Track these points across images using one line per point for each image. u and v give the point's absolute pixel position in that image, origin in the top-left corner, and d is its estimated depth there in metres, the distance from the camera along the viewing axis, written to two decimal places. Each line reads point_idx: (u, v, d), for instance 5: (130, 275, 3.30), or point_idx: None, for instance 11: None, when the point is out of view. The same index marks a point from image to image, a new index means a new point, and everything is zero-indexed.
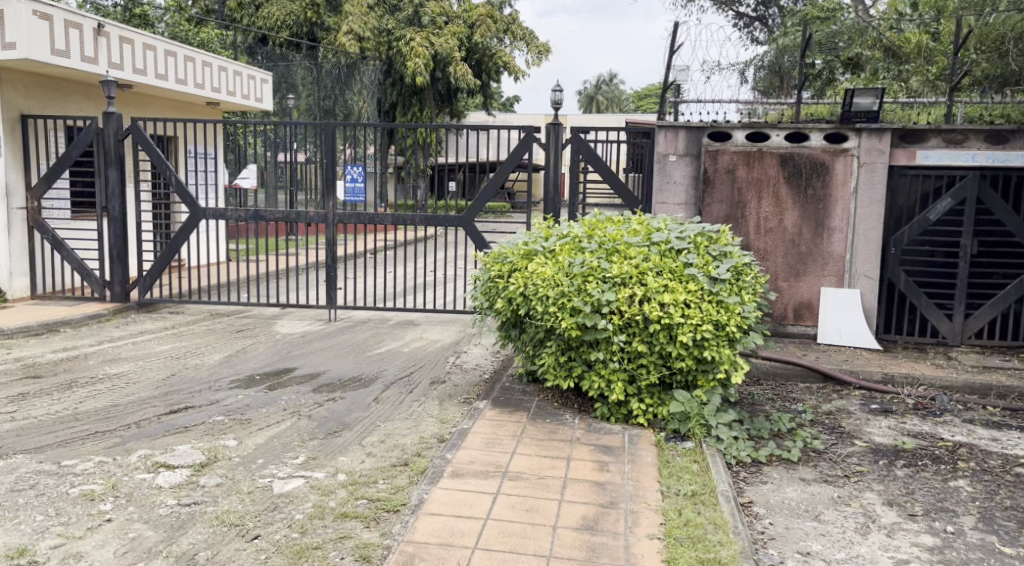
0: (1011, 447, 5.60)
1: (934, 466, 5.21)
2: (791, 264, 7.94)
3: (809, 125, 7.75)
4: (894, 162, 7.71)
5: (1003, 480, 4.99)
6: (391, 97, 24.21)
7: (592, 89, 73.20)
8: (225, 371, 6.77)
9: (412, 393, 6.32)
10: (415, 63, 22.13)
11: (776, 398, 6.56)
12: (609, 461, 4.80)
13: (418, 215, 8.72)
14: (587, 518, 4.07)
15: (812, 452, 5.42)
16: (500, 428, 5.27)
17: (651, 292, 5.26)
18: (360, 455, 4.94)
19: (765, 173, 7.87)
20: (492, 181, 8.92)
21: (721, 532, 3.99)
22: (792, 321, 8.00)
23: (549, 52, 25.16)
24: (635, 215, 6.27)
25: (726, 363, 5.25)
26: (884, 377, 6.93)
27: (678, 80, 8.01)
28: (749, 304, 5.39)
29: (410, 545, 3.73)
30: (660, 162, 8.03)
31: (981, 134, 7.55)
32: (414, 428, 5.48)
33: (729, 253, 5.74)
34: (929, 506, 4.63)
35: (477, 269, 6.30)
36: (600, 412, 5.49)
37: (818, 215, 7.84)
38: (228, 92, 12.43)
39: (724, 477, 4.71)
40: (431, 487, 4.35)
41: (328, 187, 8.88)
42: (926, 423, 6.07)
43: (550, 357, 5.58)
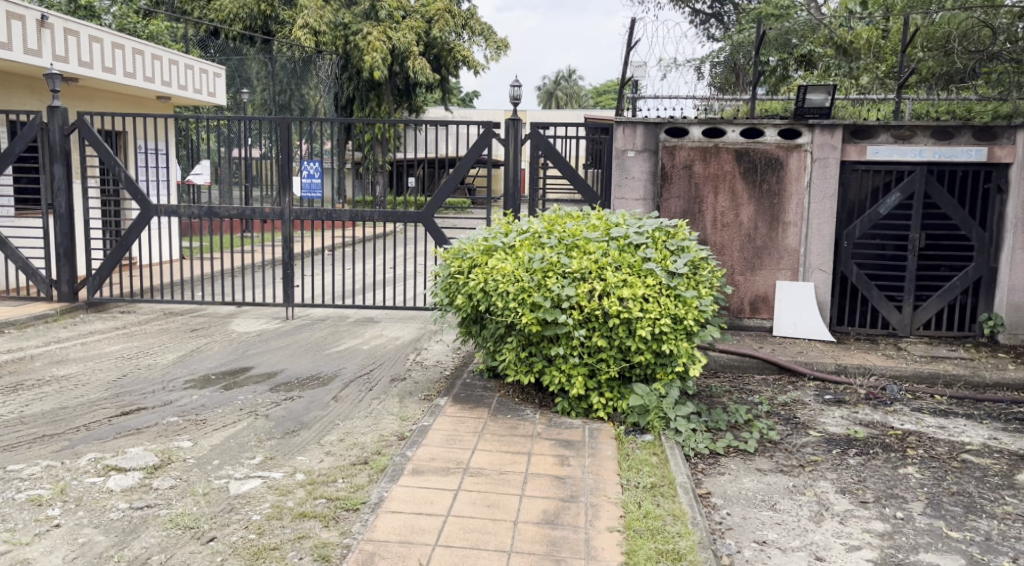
0: (958, 434, 5.76)
1: (884, 454, 5.34)
2: (748, 258, 8.06)
3: (764, 121, 7.88)
4: (845, 158, 7.87)
5: (950, 467, 5.14)
6: (348, 92, 23.96)
7: (551, 85, 73.38)
8: (179, 371, 6.67)
9: (372, 390, 6.29)
10: (373, 58, 21.92)
11: (734, 390, 6.66)
12: (569, 455, 4.84)
13: (377, 211, 8.64)
14: (548, 512, 4.10)
15: (768, 442, 5.52)
16: (461, 424, 5.27)
17: (610, 287, 5.30)
18: (318, 455, 4.90)
19: (722, 169, 7.97)
20: (452, 177, 8.87)
21: (679, 523, 4.05)
22: (748, 314, 8.15)
23: (508, 47, 25.11)
24: (594, 211, 6.30)
25: (684, 357, 5.32)
26: (838, 368, 7.09)
27: (636, 76, 8.08)
28: (706, 298, 5.48)
29: (370, 544, 3.71)
30: (618, 158, 8.06)
31: (928, 130, 7.77)
32: (373, 426, 5.45)
33: (687, 248, 5.82)
34: (880, 493, 4.75)
35: (436, 266, 6.29)
36: (561, 406, 5.53)
37: (774, 210, 7.98)
38: (180, 86, 12.22)
39: (682, 468, 4.77)
40: (391, 484, 4.34)
41: (284, 183, 8.77)
42: (877, 412, 6.22)
43: (510, 353, 5.59)
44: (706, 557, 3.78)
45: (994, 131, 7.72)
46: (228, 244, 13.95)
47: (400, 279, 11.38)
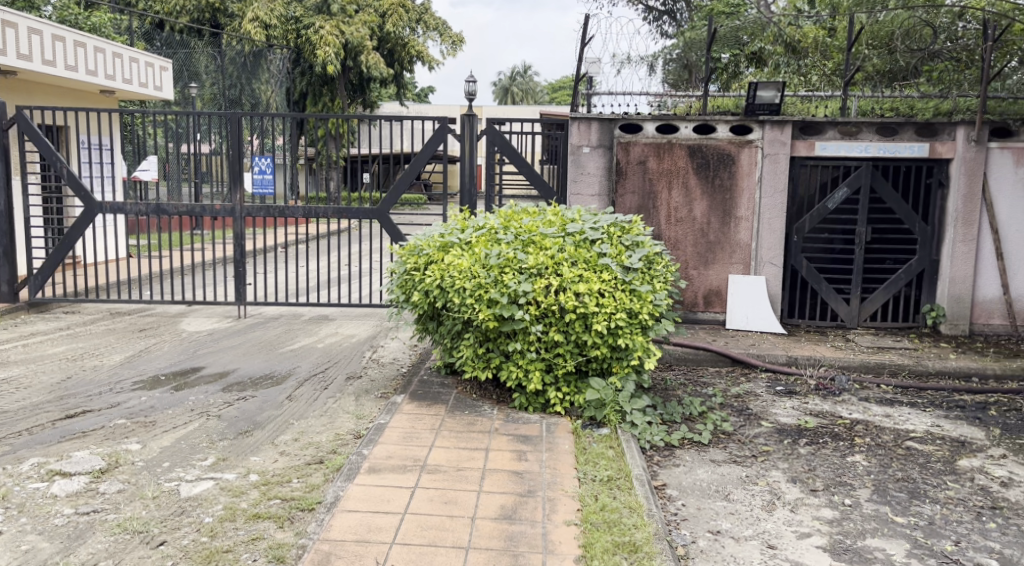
0: (902, 422, 5.93)
1: (833, 443, 5.48)
2: (701, 252, 8.18)
3: (715, 118, 7.99)
4: (795, 153, 8.01)
5: (895, 454, 5.29)
6: (301, 86, 23.69)
7: (507, 81, 73.43)
8: (126, 372, 6.56)
9: (327, 389, 6.25)
10: (325, 52, 21.68)
11: (688, 382, 6.77)
12: (527, 450, 4.87)
13: (331, 208, 8.54)
14: (505, 507, 4.13)
15: (722, 434, 5.62)
16: (418, 421, 5.28)
17: (566, 282, 5.33)
18: (272, 455, 4.86)
19: (675, 164, 8.07)
20: (406, 173, 8.78)
21: (635, 515, 4.10)
22: (702, 307, 8.27)
23: (463, 42, 25.01)
24: (550, 206, 6.34)
25: (640, 350, 5.39)
26: (788, 360, 7.24)
27: (591, 73, 8.13)
28: (660, 293, 5.55)
29: (326, 543, 3.69)
30: (574, 154, 8.11)
31: (874, 127, 7.95)
32: (328, 425, 5.42)
33: (641, 243, 5.89)
34: (829, 481, 4.87)
35: (392, 262, 6.26)
36: (519, 402, 5.55)
37: (726, 205, 8.10)
38: (124, 79, 11.97)
39: (638, 461, 4.83)
40: (347, 483, 4.32)
41: (234, 179, 8.63)
42: (826, 402, 6.38)
43: (467, 349, 5.61)
44: (661, 548, 3.83)
45: (935, 128, 7.90)
46: (177, 242, 13.71)
47: (356, 277, 11.33)
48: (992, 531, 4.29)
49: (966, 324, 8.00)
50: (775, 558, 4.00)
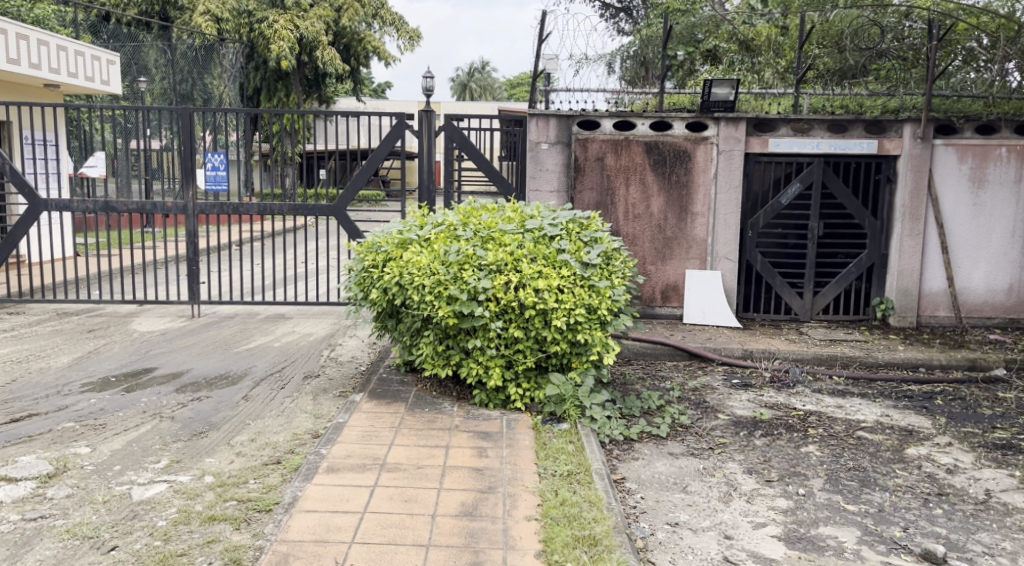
0: (854, 413, 6.07)
1: (788, 434, 5.58)
2: (659, 248, 8.27)
3: (671, 114, 8.08)
4: (749, 150, 8.14)
5: (847, 444, 5.41)
6: (255, 82, 23.40)
7: (466, 77, 73.28)
8: (74, 374, 6.42)
9: (284, 389, 6.19)
10: (280, 46, 21.40)
11: (646, 376, 6.85)
12: (487, 447, 4.88)
13: (286, 205, 8.43)
14: (466, 504, 4.14)
15: (679, 427, 5.69)
16: (377, 420, 5.26)
17: (526, 278, 5.35)
18: (228, 456, 4.81)
19: (633, 161, 8.15)
20: (364, 169, 8.68)
21: (595, 509, 4.14)
22: (660, 303, 8.37)
23: (420, 37, 24.83)
24: (509, 203, 6.35)
25: (598, 346, 5.44)
26: (744, 353, 7.36)
27: (548, 70, 8.18)
28: (618, 288, 5.60)
29: (283, 544, 3.67)
30: (532, 150, 8.13)
31: (825, 124, 8.11)
32: (285, 425, 5.37)
33: (599, 239, 5.94)
34: (784, 471, 4.97)
35: (349, 260, 6.23)
36: (479, 398, 5.56)
37: (682, 201, 8.20)
38: (69, 74, 11.69)
39: (597, 455, 4.88)
40: (305, 484, 4.28)
41: (187, 176, 8.48)
42: (781, 394, 6.50)
43: (426, 346, 5.60)
44: (620, 541, 3.87)
45: (883, 125, 8.09)
46: (127, 241, 13.45)
47: (312, 275, 11.24)
48: (939, 516, 4.41)
49: (913, 316, 8.20)
50: (732, 548, 4.07)
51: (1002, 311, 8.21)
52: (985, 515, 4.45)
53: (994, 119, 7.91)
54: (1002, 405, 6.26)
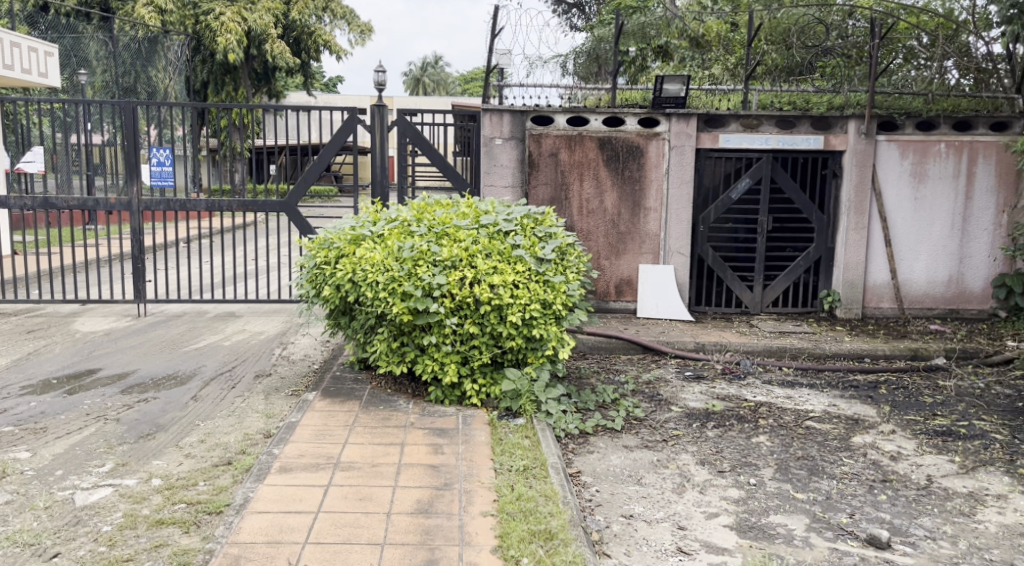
0: (802, 403, 6.19)
1: (739, 425, 5.68)
2: (613, 243, 8.34)
3: (624, 110, 8.15)
4: (699, 146, 8.24)
5: (796, 434, 5.52)
6: (202, 76, 22.96)
7: (419, 72, 72.81)
8: (14, 377, 6.24)
9: (234, 388, 6.09)
10: (227, 39, 20.92)
11: (601, 370, 6.90)
12: (443, 443, 4.88)
13: (235, 201, 8.26)
14: (422, 501, 4.12)
15: (634, 420, 5.75)
16: (330, 419, 5.21)
17: (481, 274, 5.34)
18: (177, 458, 4.72)
19: (586, 157, 8.20)
20: (316, 163, 8.56)
21: (551, 504, 4.16)
22: (614, 297, 8.43)
23: (372, 31, 24.60)
24: (463, 198, 6.34)
25: (554, 340, 5.46)
26: (697, 346, 7.46)
27: (502, 65, 8.14)
28: (573, 283, 5.63)
29: (235, 547, 3.62)
30: (486, 146, 8.12)
31: (773, 120, 8.24)
32: (236, 425, 5.29)
33: (554, 234, 5.94)
34: (735, 462, 5.05)
35: (301, 256, 6.16)
36: (434, 395, 5.55)
37: (635, 196, 8.27)
38: (5, 65, 11.34)
39: (553, 449, 4.90)
40: (256, 484, 4.23)
41: (131, 171, 8.27)
42: (732, 385, 6.60)
43: (381, 343, 5.57)
44: (576, 534, 3.89)
45: (829, 121, 8.26)
46: (69, 239, 13.16)
47: (262, 274, 11.11)
48: (883, 502, 4.53)
49: (859, 308, 8.41)
50: (685, 538, 4.12)
51: (943, 303, 8.44)
52: (927, 500, 4.58)
53: (934, 116, 8.17)
54: (943, 393, 6.45)
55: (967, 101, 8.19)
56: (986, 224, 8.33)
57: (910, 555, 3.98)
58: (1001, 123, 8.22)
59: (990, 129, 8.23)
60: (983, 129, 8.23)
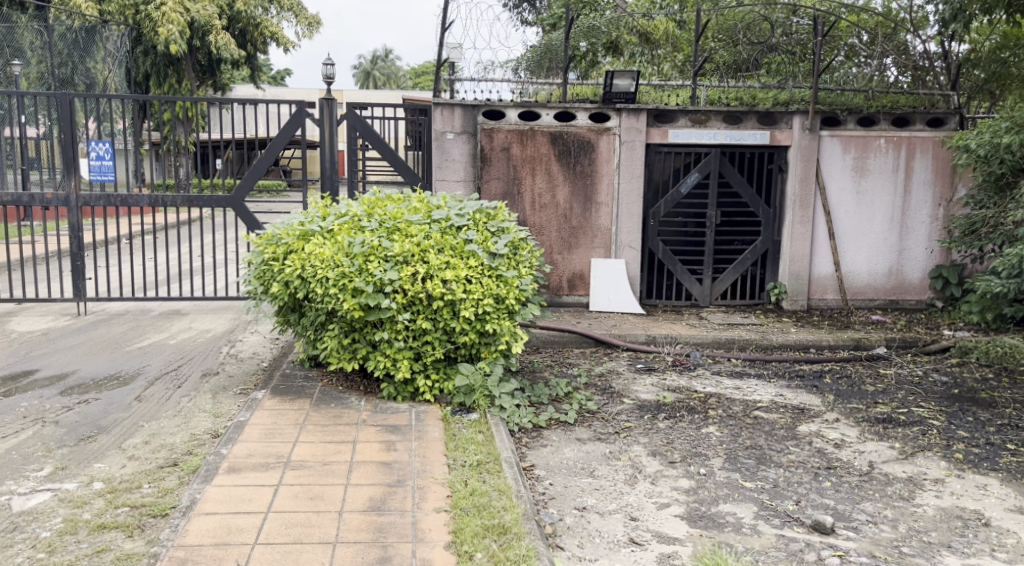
0: (750, 393, 6.30)
1: (689, 416, 5.75)
2: (565, 237, 8.38)
3: (575, 105, 8.19)
4: (649, 141, 8.30)
5: (744, 423, 5.62)
6: (143, 68, 22.37)
7: (370, 65, 72.13)
8: None
9: (180, 388, 5.98)
10: (168, 30, 20.13)
11: (554, 364, 6.93)
12: (395, 440, 4.85)
13: (180, 197, 8.06)
14: (374, 499, 4.10)
15: (586, 413, 5.79)
16: (280, 417, 5.14)
17: (433, 269, 5.32)
18: (120, 460, 4.62)
19: (538, 151, 8.21)
20: (263, 157, 8.38)
21: (504, 498, 4.16)
22: (567, 291, 8.48)
23: (320, 24, 24.13)
24: (415, 193, 6.30)
25: (507, 335, 5.45)
26: (648, 339, 7.53)
27: (452, 58, 8.08)
28: (526, 278, 5.62)
29: (181, 549, 3.55)
30: (438, 140, 8.09)
31: (721, 115, 8.35)
32: (183, 425, 5.19)
33: (507, 229, 5.93)
34: (686, 452, 5.12)
35: (248, 252, 6.06)
36: (387, 392, 5.51)
37: (587, 190, 8.31)
38: None
39: (507, 444, 4.90)
40: (203, 485, 4.16)
41: (68, 166, 8.02)
42: (682, 377, 6.70)
43: (332, 340, 5.52)
44: (529, 528, 3.90)
45: (775, 117, 8.40)
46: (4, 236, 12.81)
47: (207, 271, 10.94)
48: (828, 489, 4.64)
49: (804, 300, 8.59)
50: (637, 529, 4.16)
51: (884, 294, 8.66)
52: (868, 485, 4.71)
53: (874, 113, 8.37)
54: (884, 381, 6.62)
55: (905, 98, 8.47)
56: (924, 217, 8.57)
57: (853, 539, 4.08)
58: (937, 119, 8.50)
59: (927, 125, 8.49)
60: (920, 125, 8.48)
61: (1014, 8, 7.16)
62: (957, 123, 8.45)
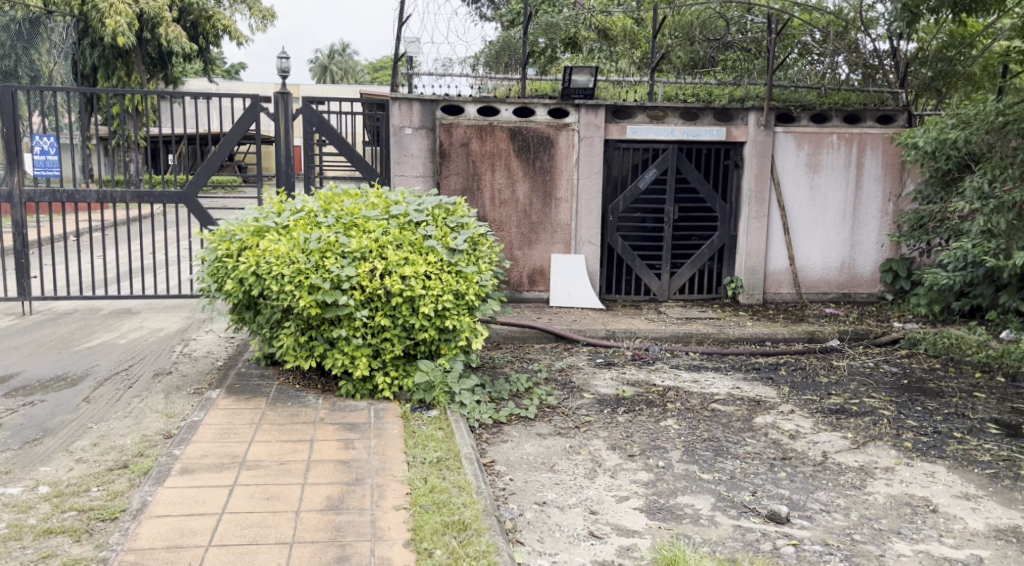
0: (708, 386, 6.37)
1: (648, 409, 5.79)
2: (525, 233, 8.37)
3: (534, 101, 8.19)
4: (608, 136, 8.34)
5: (702, 416, 5.67)
6: (90, 60, 21.84)
7: (326, 59, 71.43)
8: None
9: (131, 388, 5.85)
10: (116, 21, 19.67)
11: (515, 359, 6.93)
12: (354, 438, 4.80)
13: (129, 192, 7.88)
14: (332, 498, 4.05)
15: (547, 408, 5.79)
16: (236, 416, 5.05)
17: (391, 266, 5.27)
18: (67, 463, 4.50)
19: (497, 147, 8.19)
20: (217, 153, 8.22)
21: (464, 494, 4.13)
22: (527, 287, 8.48)
23: (274, 17, 23.78)
24: (373, 188, 6.22)
25: (467, 331, 5.41)
26: (607, 333, 7.56)
27: (411, 53, 8.01)
28: (486, 273, 5.59)
29: (132, 553, 3.47)
30: (396, 135, 8.02)
31: (678, 112, 8.42)
32: (134, 426, 5.08)
33: (466, 225, 5.89)
34: (645, 446, 5.15)
35: (201, 249, 5.95)
36: (345, 390, 5.44)
37: (547, 186, 8.31)
38: None
39: (467, 440, 4.87)
40: (155, 487, 4.07)
41: (11, 160, 7.79)
42: (641, 371, 6.74)
43: (288, 338, 5.44)
44: (489, 524, 3.88)
45: (731, 113, 8.49)
46: None
47: (157, 270, 10.72)
48: (783, 479, 4.70)
49: (759, 294, 8.69)
50: (597, 523, 4.17)
51: (837, 287, 8.81)
52: (823, 475, 4.78)
53: (827, 109, 8.50)
54: (837, 372, 6.75)
55: (856, 95, 8.58)
56: (875, 212, 8.73)
57: (808, 528, 4.14)
58: (887, 116, 8.66)
59: (877, 122, 8.66)
60: (871, 122, 8.64)
61: (960, 9, 7.35)
62: (906, 120, 8.63)
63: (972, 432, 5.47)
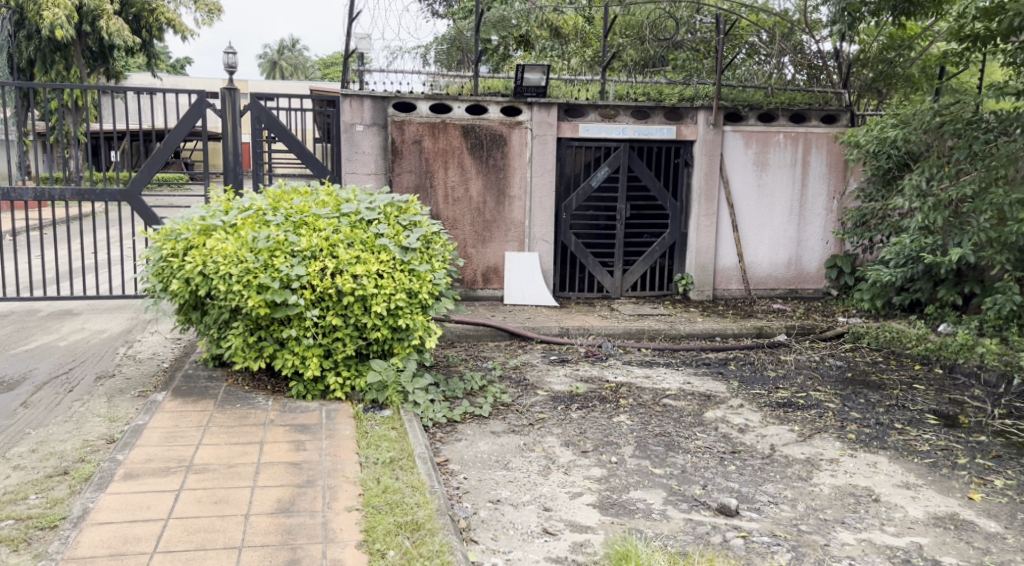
0: (660, 382, 6.43)
1: (601, 405, 5.83)
2: (478, 230, 8.36)
3: (487, 99, 8.17)
4: (560, 135, 8.37)
5: (654, 411, 5.73)
6: (27, 53, 21.16)
7: (275, 55, 70.53)
8: None
9: (71, 392, 5.69)
10: (54, 14, 19.04)
11: (469, 357, 6.91)
12: (305, 440, 4.73)
13: (68, 190, 7.63)
14: (282, 500, 3.99)
15: (501, 406, 5.78)
16: (183, 419, 4.95)
17: (342, 264, 5.21)
18: (4, 471, 4.36)
19: (450, 144, 8.15)
20: (161, 149, 8.01)
21: (418, 494, 4.11)
22: (481, 285, 8.46)
23: (220, 11, 23.36)
24: (323, 186, 6.13)
25: (420, 330, 5.37)
26: (561, 330, 7.59)
27: (360, 48, 7.89)
28: (439, 271, 5.56)
29: (73, 562, 3.38)
30: (347, 132, 7.94)
31: (629, 111, 8.51)
32: (74, 431, 4.94)
33: (418, 223, 5.84)
34: (597, 441, 5.18)
35: (146, 248, 5.79)
36: (296, 391, 5.37)
37: (500, 184, 8.31)
38: None
39: (420, 440, 4.84)
40: (97, 493, 3.96)
41: None
42: (594, 367, 6.78)
43: (237, 338, 5.35)
44: (443, 523, 3.85)
45: (680, 112, 8.57)
46: None
47: (99, 270, 10.44)
48: (733, 472, 4.77)
49: (710, 290, 8.82)
50: (550, 519, 4.18)
51: (785, 283, 8.98)
52: (770, 467, 4.86)
53: (773, 109, 8.65)
54: (784, 366, 6.87)
55: (801, 96, 8.74)
56: (821, 209, 8.91)
57: (756, 520, 4.20)
58: (831, 116, 8.86)
59: (821, 122, 8.84)
60: (816, 122, 8.82)
61: (899, 12, 7.52)
62: (848, 120, 8.83)
63: (913, 423, 5.62)
